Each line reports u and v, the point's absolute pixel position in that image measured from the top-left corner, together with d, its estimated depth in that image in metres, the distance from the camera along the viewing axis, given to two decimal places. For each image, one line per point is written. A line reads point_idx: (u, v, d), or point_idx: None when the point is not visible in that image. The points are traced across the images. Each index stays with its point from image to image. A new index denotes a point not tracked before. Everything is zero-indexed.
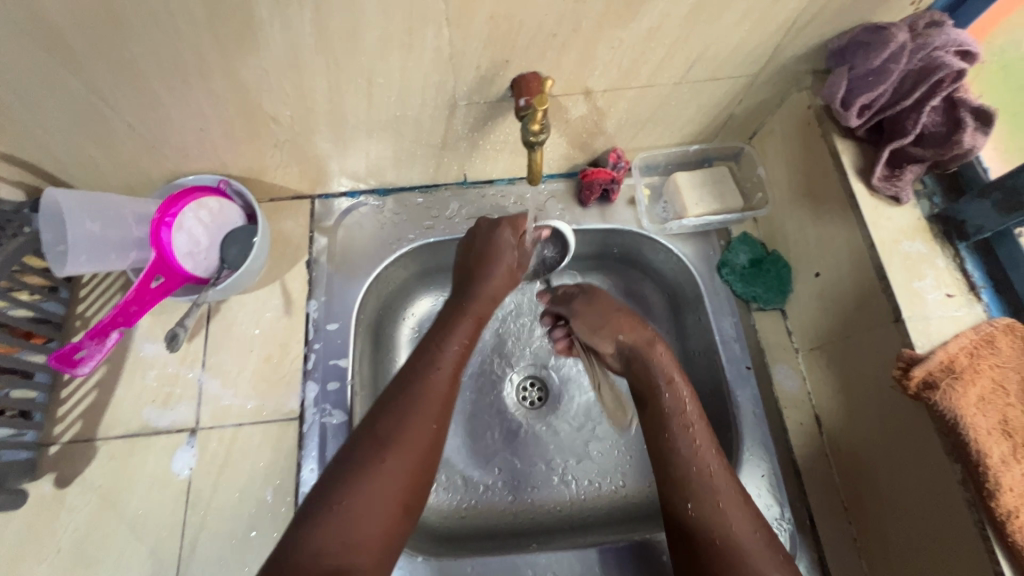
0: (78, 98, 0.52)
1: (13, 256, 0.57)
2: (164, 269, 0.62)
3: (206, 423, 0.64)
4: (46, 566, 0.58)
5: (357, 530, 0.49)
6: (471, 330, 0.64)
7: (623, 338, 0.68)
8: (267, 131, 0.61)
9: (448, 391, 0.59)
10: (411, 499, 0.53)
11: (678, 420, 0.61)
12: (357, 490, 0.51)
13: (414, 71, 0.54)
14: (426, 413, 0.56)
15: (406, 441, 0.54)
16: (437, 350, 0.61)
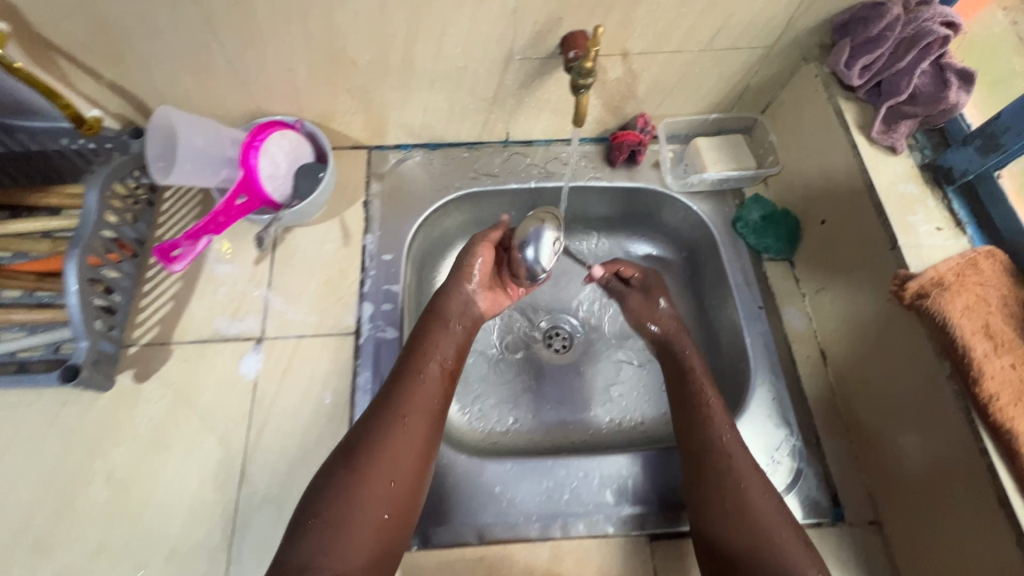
0: (193, 30, 0.61)
1: (119, 169, 0.67)
2: (248, 189, 0.68)
3: (270, 334, 0.71)
4: (125, 447, 0.64)
5: (337, 548, 0.52)
6: (455, 356, 0.69)
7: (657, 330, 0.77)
8: (344, 75, 0.70)
9: (427, 430, 0.61)
10: (391, 535, 0.56)
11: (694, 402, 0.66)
12: (337, 513, 0.54)
13: (481, 22, 0.63)
14: (406, 444, 0.59)
15: (374, 488, 0.56)
16: (421, 378, 0.64)
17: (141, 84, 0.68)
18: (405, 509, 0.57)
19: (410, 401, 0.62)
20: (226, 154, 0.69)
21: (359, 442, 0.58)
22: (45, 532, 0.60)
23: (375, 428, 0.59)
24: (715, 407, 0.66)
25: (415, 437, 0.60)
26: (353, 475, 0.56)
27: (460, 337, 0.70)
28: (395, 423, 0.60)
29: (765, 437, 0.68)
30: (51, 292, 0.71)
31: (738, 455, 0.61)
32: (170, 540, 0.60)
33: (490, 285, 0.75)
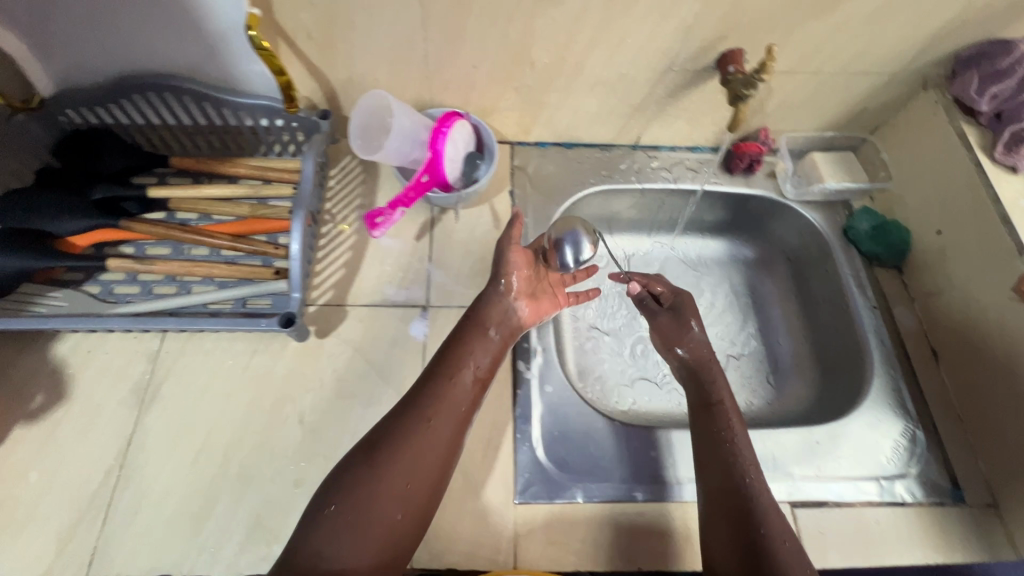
0: (409, 27, 0.69)
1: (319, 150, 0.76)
2: (431, 169, 0.75)
3: (434, 302, 0.78)
4: (313, 394, 0.70)
5: (346, 543, 0.52)
6: (491, 360, 0.68)
7: (687, 355, 0.77)
8: (519, 75, 0.78)
9: (451, 439, 0.60)
10: (402, 539, 0.55)
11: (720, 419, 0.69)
12: (350, 505, 0.54)
13: (656, 36, 0.72)
14: (431, 445, 0.59)
15: (390, 486, 0.55)
16: (450, 381, 0.64)
17: (340, 73, 0.77)
18: (417, 515, 0.56)
19: (440, 404, 0.61)
20: (420, 137, 0.77)
21: (382, 441, 0.58)
22: (247, 467, 0.65)
23: (400, 424, 0.59)
24: (742, 437, 0.67)
25: (441, 443, 0.59)
26: (373, 466, 0.56)
27: (495, 346, 0.69)
28: (422, 424, 0.59)
29: (886, 424, 0.75)
30: (235, 251, 0.78)
31: (760, 491, 0.62)
32: None
33: (529, 294, 0.75)
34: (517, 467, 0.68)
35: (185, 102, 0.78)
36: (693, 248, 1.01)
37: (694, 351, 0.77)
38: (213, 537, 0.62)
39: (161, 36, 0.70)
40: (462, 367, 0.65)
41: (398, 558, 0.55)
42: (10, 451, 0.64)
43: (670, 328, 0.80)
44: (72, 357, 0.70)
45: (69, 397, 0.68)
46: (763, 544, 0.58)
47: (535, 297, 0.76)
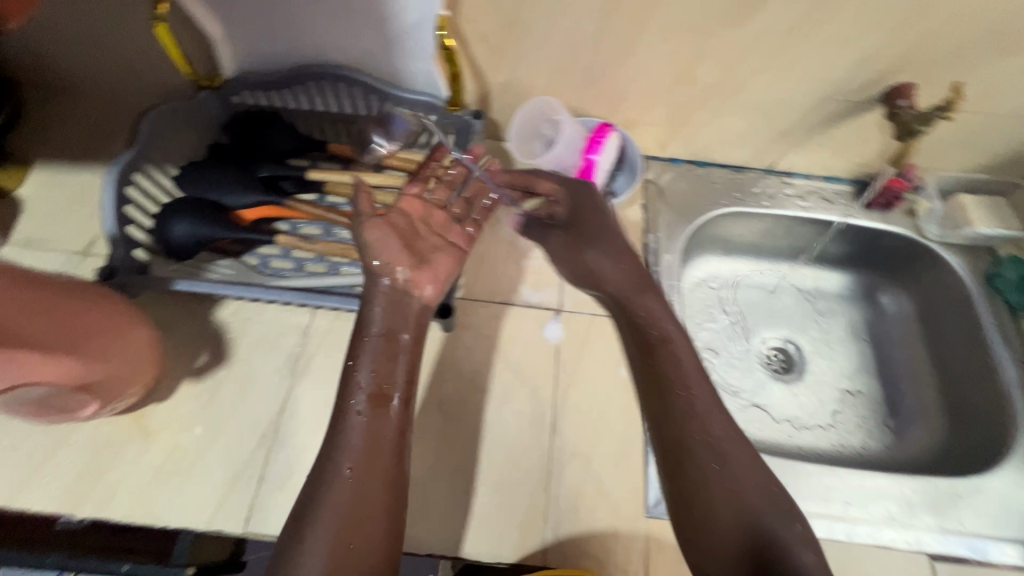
0: (584, 38, 0.71)
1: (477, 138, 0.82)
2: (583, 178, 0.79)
3: (567, 307, 0.79)
4: (451, 383, 0.72)
5: None
6: (383, 362, 0.59)
7: (611, 287, 0.71)
8: (675, 92, 0.79)
9: (387, 487, 0.54)
10: None
11: (685, 406, 0.60)
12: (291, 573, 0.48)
13: (829, 64, 0.71)
14: (362, 499, 0.52)
15: (333, 555, 0.49)
16: (342, 411, 0.56)
17: (502, 76, 0.79)
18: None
19: (339, 439, 0.55)
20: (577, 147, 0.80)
21: (308, 506, 0.52)
22: None
23: (313, 481, 0.53)
24: (733, 437, 0.58)
25: (370, 499, 0.52)
26: (303, 534, 0.50)
27: (402, 350, 0.61)
28: (339, 479, 0.53)
29: None
30: None
31: (745, 484, 0.56)
32: (494, 476, 0.67)
33: (415, 265, 0.64)
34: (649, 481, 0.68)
35: (351, 90, 0.82)
36: (812, 280, 0.99)
37: (617, 278, 0.70)
38: None
39: (346, 29, 0.74)
40: (355, 384, 0.58)
41: None
42: (177, 405, 0.69)
43: (591, 240, 0.73)
44: (233, 322, 0.74)
45: (230, 360, 0.72)
46: (762, 529, 0.53)
47: (430, 262, 0.66)
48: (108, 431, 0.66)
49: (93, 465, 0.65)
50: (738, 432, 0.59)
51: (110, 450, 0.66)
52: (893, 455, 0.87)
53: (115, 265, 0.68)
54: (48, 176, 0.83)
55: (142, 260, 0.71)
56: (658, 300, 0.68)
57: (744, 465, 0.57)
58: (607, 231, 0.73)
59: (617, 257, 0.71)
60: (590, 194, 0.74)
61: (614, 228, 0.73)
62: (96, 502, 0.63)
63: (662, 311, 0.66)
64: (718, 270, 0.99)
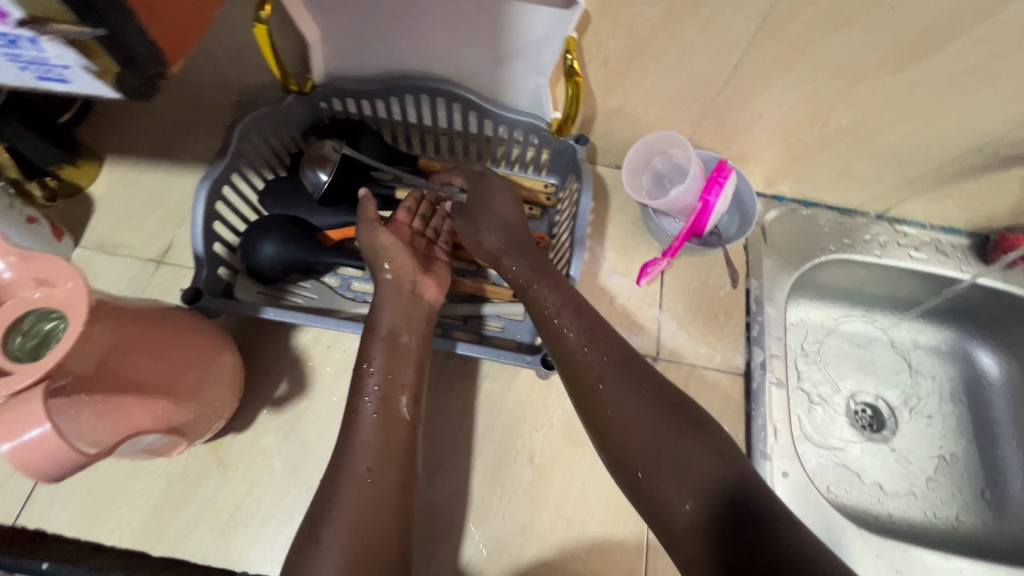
0: (719, 70, 0.65)
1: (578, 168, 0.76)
2: (696, 222, 0.73)
3: (664, 355, 0.74)
4: (543, 433, 0.68)
5: None
6: (387, 353, 0.58)
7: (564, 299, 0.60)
8: (803, 131, 0.72)
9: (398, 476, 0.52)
10: None
11: (590, 390, 0.54)
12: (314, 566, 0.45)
13: (991, 116, 0.64)
14: (375, 478, 0.51)
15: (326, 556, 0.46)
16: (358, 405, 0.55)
17: (615, 101, 0.73)
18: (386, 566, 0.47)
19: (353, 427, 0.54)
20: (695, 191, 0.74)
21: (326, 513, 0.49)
22: (476, 496, 0.65)
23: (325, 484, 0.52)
24: (636, 413, 0.50)
25: (383, 493, 0.51)
26: (316, 534, 0.48)
27: (416, 352, 0.60)
28: (358, 478, 0.51)
29: None
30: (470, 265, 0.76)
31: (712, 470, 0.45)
32: (588, 536, 0.64)
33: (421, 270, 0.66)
34: None
35: (446, 102, 0.76)
36: (906, 331, 0.93)
37: (562, 290, 0.61)
38: (444, 565, 0.62)
39: (453, 40, 0.68)
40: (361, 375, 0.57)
41: None
42: (255, 437, 0.65)
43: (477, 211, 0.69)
44: (313, 349, 0.70)
45: (311, 390, 0.68)
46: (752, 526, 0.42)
47: (431, 269, 0.68)
48: (186, 460, 0.63)
49: (171, 498, 0.61)
50: (642, 405, 0.51)
51: (187, 482, 0.62)
52: (988, 531, 0.81)
53: (200, 286, 0.63)
54: (120, 174, 0.79)
55: (225, 279, 0.67)
56: (523, 258, 0.65)
57: (639, 407, 0.50)
58: (501, 206, 0.69)
59: (507, 232, 0.67)
60: (496, 177, 0.71)
61: (511, 203, 0.69)
62: (173, 537, 0.60)
63: (575, 299, 0.60)
64: (809, 316, 0.92)
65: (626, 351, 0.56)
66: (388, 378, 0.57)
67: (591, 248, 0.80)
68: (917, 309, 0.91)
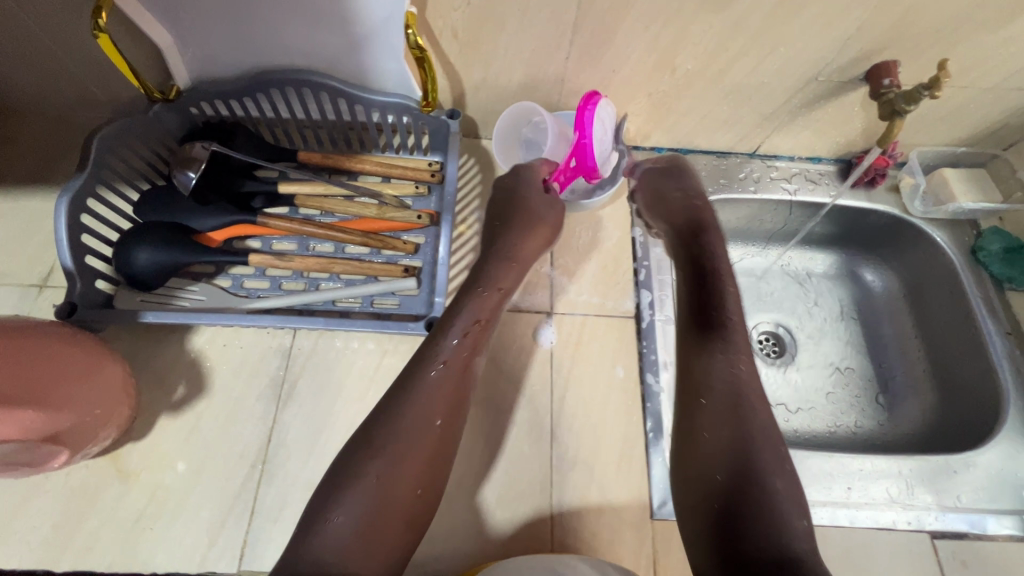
0: (560, 30, 0.68)
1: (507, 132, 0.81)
2: (580, 154, 0.75)
3: (559, 310, 0.77)
4: None
5: (368, 519, 0.49)
6: (488, 306, 0.66)
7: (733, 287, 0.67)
8: (657, 80, 0.76)
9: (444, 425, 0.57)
10: (417, 514, 0.53)
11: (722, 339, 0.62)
12: (355, 487, 0.50)
13: (815, 44, 0.69)
14: (432, 412, 0.56)
15: (371, 482, 0.51)
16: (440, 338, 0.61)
17: (478, 72, 0.76)
18: (432, 493, 0.54)
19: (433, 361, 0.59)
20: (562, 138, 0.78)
21: (381, 424, 0.54)
22: None
23: (384, 417, 0.55)
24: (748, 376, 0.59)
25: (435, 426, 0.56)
26: (375, 464, 0.52)
27: (486, 304, 0.66)
28: (430, 422, 0.56)
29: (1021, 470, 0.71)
30: (363, 248, 0.78)
31: (759, 449, 0.54)
32: (494, 487, 0.67)
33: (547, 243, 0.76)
34: (652, 480, 0.68)
35: (314, 94, 0.77)
36: (797, 260, 0.99)
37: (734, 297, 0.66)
38: None
39: (304, 30, 0.69)
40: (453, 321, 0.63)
41: (421, 518, 0.53)
42: (154, 444, 0.65)
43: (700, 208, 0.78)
44: (209, 350, 0.70)
45: (210, 390, 0.68)
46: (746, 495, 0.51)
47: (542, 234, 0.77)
48: (84, 475, 0.63)
49: (70, 514, 0.61)
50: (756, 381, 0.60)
51: (87, 496, 0.62)
52: (886, 432, 0.87)
53: (75, 300, 0.64)
54: None
55: (105, 291, 0.69)
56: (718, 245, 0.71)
57: (741, 384, 0.58)
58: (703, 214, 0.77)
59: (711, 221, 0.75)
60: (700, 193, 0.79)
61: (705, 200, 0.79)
62: (76, 553, 0.59)
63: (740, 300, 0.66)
64: None
65: (760, 403, 0.57)
66: (459, 352, 0.61)
67: (480, 217, 0.83)
68: (800, 237, 0.97)
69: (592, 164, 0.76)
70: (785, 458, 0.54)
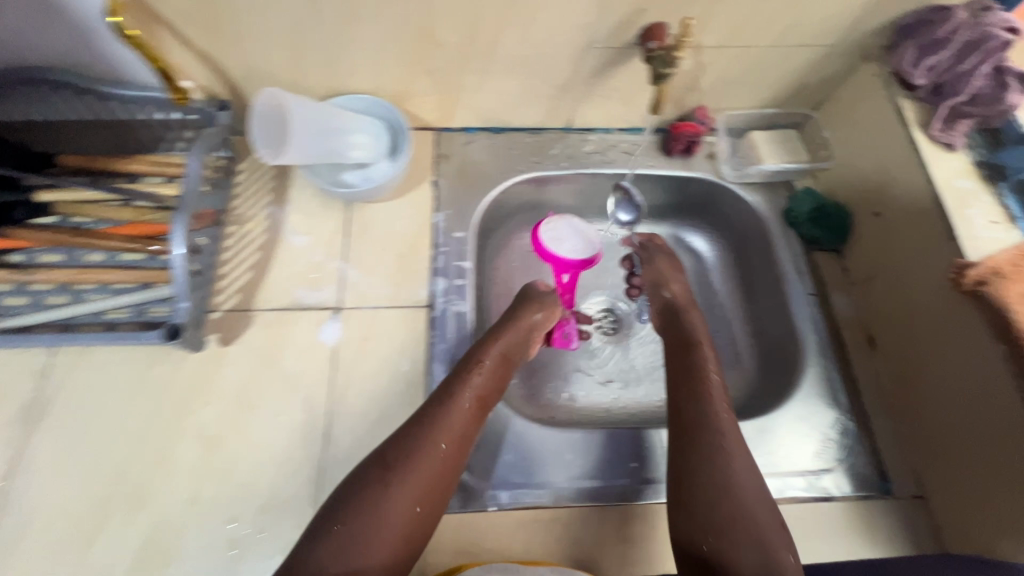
0: (296, 8, 0.64)
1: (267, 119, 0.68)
2: (566, 268, 0.82)
3: (348, 305, 0.74)
4: (212, 408, 0.67)
5: (350, 557, 0.51)
6: (494, 365, 0.67)
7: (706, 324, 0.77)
8: (429, 56, 0.72)
9: (448, 460, 0.59)
10: (414, 533, 0.55)
11: (700, 375, 0.68)
12: (363, 512, 0.53)
13: (571, 9, 0.66)
14: (437, 443, 0.59)
15: (389, 505, 0.54)
16: (455, 386, 0.63)
17: (235, 59, 0.71)
18: (427, 517, 0.56)
19: (448, 401, 0.62)
20: (325, 124, 0.72)
21: (391, 451, 0.58)
22: (147, 483, 0.63)
23: (395, 444, 0.58)
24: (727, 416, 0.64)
25: (436, 452, 0.58)
26: (387, 477, 0.55)
27: (488, 361, 0.67)
28: (434, 447, 0.58)
29: (811, 426, 0.72)
30: (135, 254, 0.73)
31: (744, 474, 0.59)
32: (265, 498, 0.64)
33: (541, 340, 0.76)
34: None
35: (65, 100, 0.72)
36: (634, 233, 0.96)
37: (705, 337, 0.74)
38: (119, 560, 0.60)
39: (22, 24, 0.64)
40: (470, 369, 0.65)
41: (415, 542, 0.55)
42: None
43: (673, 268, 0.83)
44: None
45: None
46: (742, 531, 0.55)
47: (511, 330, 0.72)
48: None
49: None
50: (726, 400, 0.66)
51: None
52: None
53: None
54: None
55: None
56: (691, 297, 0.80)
57: (726, 418, 0.63)
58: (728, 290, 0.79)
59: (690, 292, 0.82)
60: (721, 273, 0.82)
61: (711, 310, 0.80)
62: None
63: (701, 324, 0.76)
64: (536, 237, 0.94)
65: (728, 431, 0.62)
66: (467, 395, 0.63)
67: (271, 212, 0.79)
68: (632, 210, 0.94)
69: (578, 262, 0.81)
70: (763, 487, 0.59)
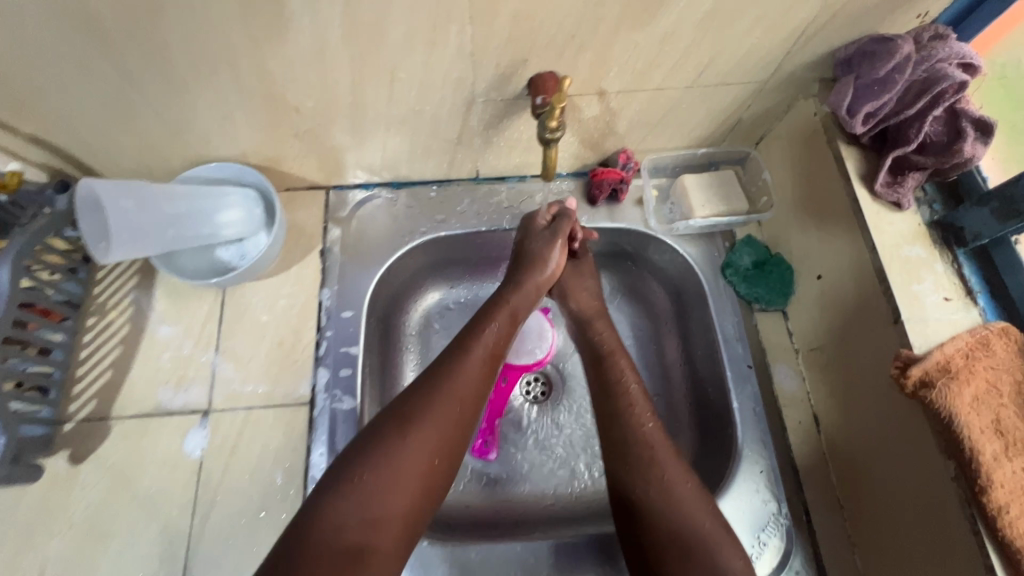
0: (110, 84, 0.54)
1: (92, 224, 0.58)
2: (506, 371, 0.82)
3: (218, 406, 0.65)
4: (59, 540, 0.60)
5: (377, 504, 0.48)
6: (506, 321, 0.64)
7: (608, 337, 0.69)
8: (288, 121, 0.63)
9: (465, 410, 0.55)
10: (440, 462, 0.52)
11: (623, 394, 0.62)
12: (370, 459, 0.49)
13: (438, 66, 0.56)
14: (464, 394, 0.55)
15: (406, 450, 0.50)
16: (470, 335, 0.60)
17: (62, 137, 0.61)
18: (451, 464, 0.53)
19: (463, 351, 0.59)
20: (163, 212, 0.62)
21: (407, 406, 0.53)
22: None
23: (405, 396, 0.54)
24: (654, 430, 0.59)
25: (457, 394, 0.55)
26: (406, 426, 0.51)
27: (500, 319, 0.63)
28: (450, 399, 0.54)
29: (749, 525, 0.62)
30: None
31: (690, 497, 0.55)
32: None
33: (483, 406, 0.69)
34: None
35: None
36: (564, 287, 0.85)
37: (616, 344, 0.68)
38: None
39: None
40: (483, 321, 0.62)
41: (427, 507, 0.51)
42: None
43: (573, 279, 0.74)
44: None
45: None
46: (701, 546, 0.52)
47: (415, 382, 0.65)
48: None
49: None
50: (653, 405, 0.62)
51: None
52: None
53: None
54: None
55: None
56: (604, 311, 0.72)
57: (660, 439, 0.58)
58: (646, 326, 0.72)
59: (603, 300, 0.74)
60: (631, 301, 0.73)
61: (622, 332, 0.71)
62: None
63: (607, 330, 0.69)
64: (453, 294, 0.84)
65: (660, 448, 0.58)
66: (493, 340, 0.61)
67: (135, 299, 0.70)
68: None
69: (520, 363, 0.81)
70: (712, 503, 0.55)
